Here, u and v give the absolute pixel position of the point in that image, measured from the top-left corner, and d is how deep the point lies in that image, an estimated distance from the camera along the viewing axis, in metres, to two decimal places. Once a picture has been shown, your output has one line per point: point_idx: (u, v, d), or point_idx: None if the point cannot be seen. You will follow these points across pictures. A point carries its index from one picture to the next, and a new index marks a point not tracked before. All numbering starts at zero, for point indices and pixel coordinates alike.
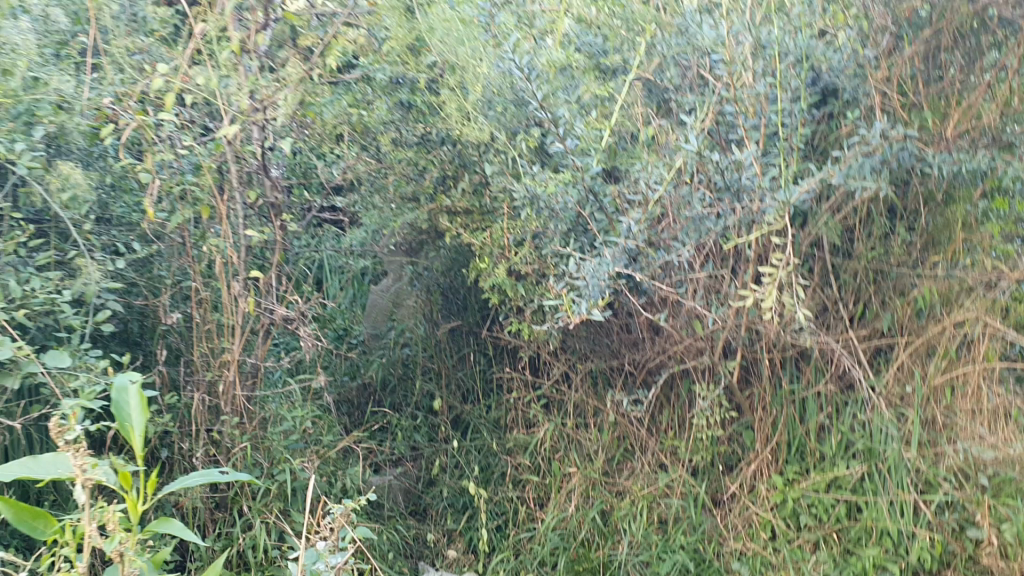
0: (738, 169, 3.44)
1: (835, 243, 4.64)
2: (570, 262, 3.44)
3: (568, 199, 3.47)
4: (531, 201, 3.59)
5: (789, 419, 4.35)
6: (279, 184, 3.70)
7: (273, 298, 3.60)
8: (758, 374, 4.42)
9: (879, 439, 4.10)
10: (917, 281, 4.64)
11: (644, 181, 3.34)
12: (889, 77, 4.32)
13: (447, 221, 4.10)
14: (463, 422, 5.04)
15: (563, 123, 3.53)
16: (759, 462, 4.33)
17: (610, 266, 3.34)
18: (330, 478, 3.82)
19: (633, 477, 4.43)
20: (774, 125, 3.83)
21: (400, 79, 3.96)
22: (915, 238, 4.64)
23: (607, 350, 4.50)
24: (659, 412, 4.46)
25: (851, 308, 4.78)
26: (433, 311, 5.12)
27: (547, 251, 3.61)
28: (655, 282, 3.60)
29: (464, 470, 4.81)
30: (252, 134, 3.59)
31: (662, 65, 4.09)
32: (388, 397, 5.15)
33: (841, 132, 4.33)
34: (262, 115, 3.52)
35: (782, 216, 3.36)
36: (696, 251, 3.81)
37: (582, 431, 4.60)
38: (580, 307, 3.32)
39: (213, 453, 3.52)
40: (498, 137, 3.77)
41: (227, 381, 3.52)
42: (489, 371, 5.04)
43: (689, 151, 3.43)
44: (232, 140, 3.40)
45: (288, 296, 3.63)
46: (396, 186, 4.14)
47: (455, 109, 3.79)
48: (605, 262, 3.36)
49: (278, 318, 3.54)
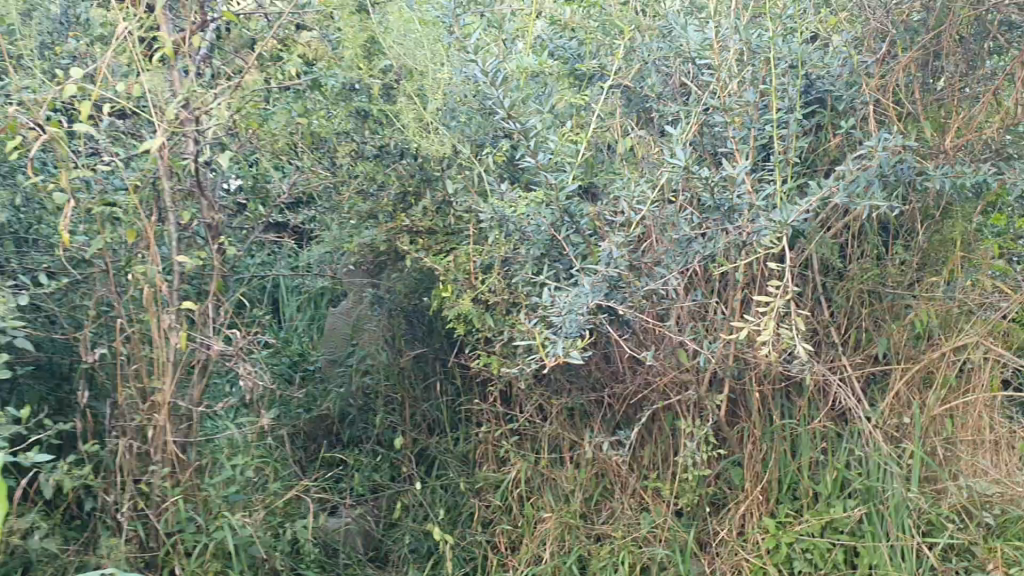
0: (729, 187, 3.08)
1: (826, 261, 4.22)
2: (543, 293, 3.07)
3: (541, 221, 3.10)
4: (498, 223, 3.19)
5: (780, 456, 4.04)
6: (218, 204, 3.29)
7: (210, 332, 3.21)
8: (746, 406, 4.06)
9: (877, 478, 3.91)
10: (913, 302, 4.24)
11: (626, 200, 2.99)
12: (885, 85, 3.99)
13: (407, 242, 3.64)
14: (427, 456, 4.65)
15: (534, 135, 3.18)
16: (750, 501, 3.98)
17: (589, 297, 2.97)
18: (278, 529, 3.46)
19: (615, 520, 4.10)
20: (766, 137, 3.47)
21: (356, 86, 3.67)
22: (912, 256, 4.24)
23: (583, 380, 4.11)
24: (642, 447, 4.11)
25: (842, 335, 4.32)
26: (395, 336, 4.67)
27: (516, 280, 3.21)
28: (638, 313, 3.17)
29: (429, 511, 4.43)
30: (183, 148, 3.19)
31: (642, 71, 3.76)
32: (347, 430, 4.83)
33: (834, 144, 3.99)
34: (194, 128, 3.15)
35: (780, 240, 3.00)
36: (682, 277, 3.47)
37: (557, 469, 4.23)
38: (557, 349, 2.97)
39: (141, 507, 3.16)
40: (461, 151, 3.39)
41: (159, 428, 3.16)
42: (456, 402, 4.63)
43: (675, 167, 3.08)
44: (160, 154, 3.02)
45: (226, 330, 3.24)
46: (351, 205, 3.72)
47: (416, 120, 3.44)
48: (583, 293, 2.99)
49: (215, 355, 3.15)
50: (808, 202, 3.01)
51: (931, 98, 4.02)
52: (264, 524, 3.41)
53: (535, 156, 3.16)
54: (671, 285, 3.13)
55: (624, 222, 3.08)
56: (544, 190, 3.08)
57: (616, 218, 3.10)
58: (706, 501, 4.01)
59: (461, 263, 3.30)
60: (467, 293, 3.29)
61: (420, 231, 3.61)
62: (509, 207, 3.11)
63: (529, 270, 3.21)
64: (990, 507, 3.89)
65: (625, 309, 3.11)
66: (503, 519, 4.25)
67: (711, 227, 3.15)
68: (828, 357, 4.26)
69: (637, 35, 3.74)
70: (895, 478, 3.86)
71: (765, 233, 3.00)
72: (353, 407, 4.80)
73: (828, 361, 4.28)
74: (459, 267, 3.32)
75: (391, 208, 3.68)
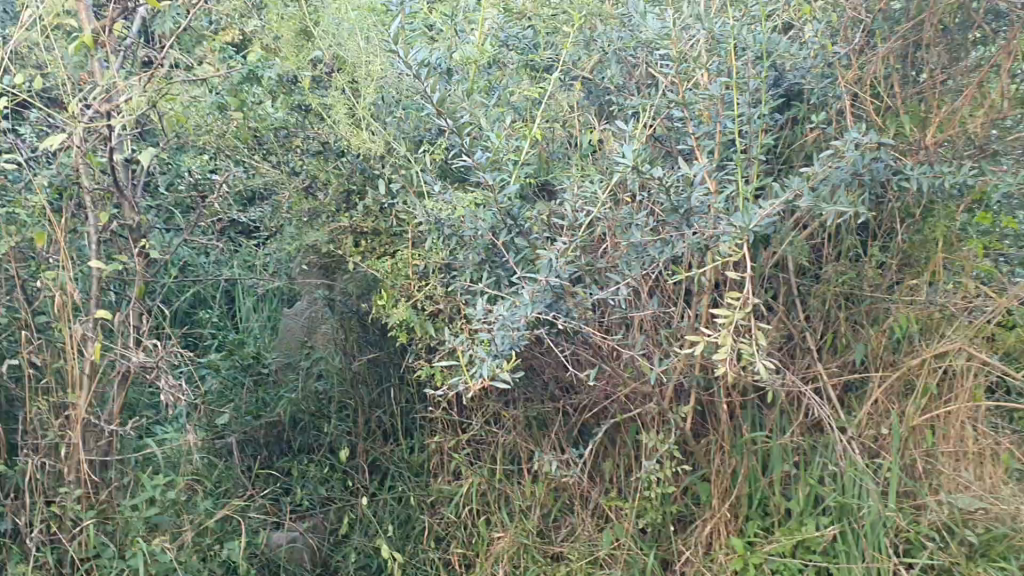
0: (688, 187, 2.86)
1: (802, 263, 4.00)
2: (477, 303, 2.83)
3: (478, 225, 2.86)
4: (436, 226, 2.95)
5: (750, 471, 3.83)
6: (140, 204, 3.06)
7: (130, 343, 2.98)
8: (715, 417, 3.85)
9: (852, 494, 3.71)
10: (891, 308, 4.02)
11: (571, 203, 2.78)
12: (861, 78, 3.76)
13: (350, 244, 3.43)
14: (381, 467, 4.43)
15: (468, 132, 2.90)
16: (716, 519, 3.78)
17: (527, 312, 2.75)
18: (206, 554, 3.23)
19: (574, 537, 3.90)
20: (731, 133, 3.24)
21: (292, 78, 3.42)
22: (890, 258, 4.01)
23: (541, 389, 3.90)
24: (603, 460, 3.91)
25: (817, 340, 4.12)
26: (349, 340, 4.45)
27: (455, 287, 2.98)
28: (588, 325, 2.96)
29: (381, 525, 4.23)
30: (92, 142, 2.94)
31: (603, 62, 3.54)
32: (299, 437, 4.62)
33: (807, 140, 3.76)
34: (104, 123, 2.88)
35: (741, 246, 2.77)
36: (640, 284, 3.27)
37: (515, 482, 4.02)
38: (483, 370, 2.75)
39: (53, 531, 2.96)
40: (397, 147, 3.15)
41: (74, 444, 2.96)
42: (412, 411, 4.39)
43: (624, 167, 2.83)
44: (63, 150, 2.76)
45: (146, 341, 3.01)
46: (293, 205, 3.51)
47: (353, 113, 3.20)
48: (521, 306, 2.78)
49: (133, 368, 2.94)
50: (769, 204, 2.77)
51: (911, 92, 3.78)
52: (192, 548, 3.18)
53: (472, 153, 2.91)
54: (623, 294, 2.91)
55: (572, 225, 2.86)
56: (482, 192, 2.87)
57: (564, 220, 2.88)
58: (670, 518, 3.80)
59: (399, 268, 3.06)
60: (404, 300, 3.05)
61: (363, 232, 3.39)
62: (447, 208, 2.89)
63: (470, 277, 2.97)
64: (971, 525, 3.67)
65: (573, 321, 2.90)
66: (458, 534, 4.06)
67: (669, 231, 2.90)
68: (802, 364, 4.06)
69: (599, 25, 3.53)
70: (870, 495, 3.65)
71: (724, 237, 2.77)
72: (306, 414, 4.57)
73: (801, 369, 4.07)
74: (398, 272, 3.08)
75: (334, 208, 3.46)
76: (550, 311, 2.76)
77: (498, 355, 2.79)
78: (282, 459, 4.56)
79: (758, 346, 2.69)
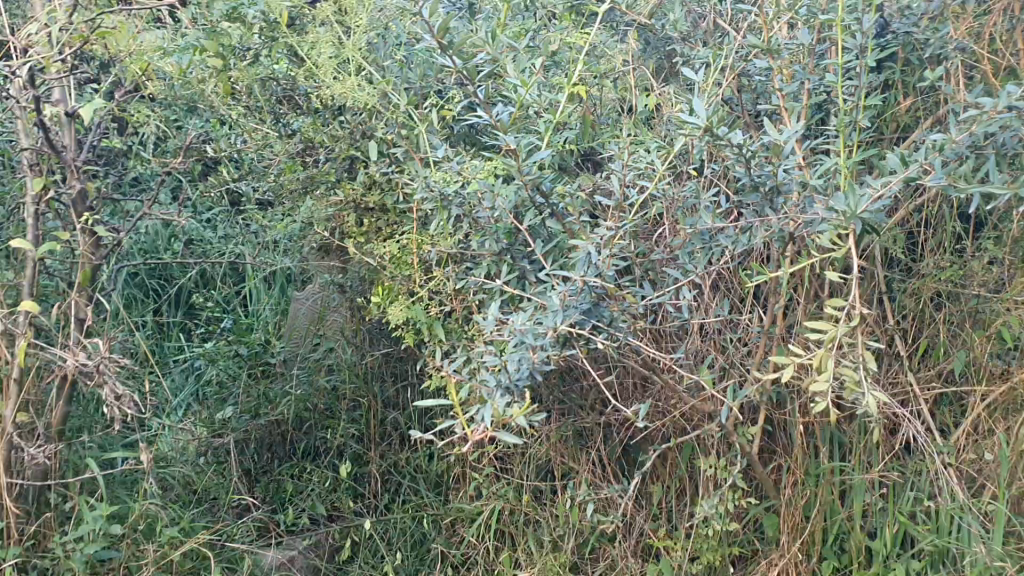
0: (770, 159, 2.19)
1: (894, 253, 3.25)
2: (490, 312, 2.17)
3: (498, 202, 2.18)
4: (443, 204, 2.28)
5: (827, 502, 3.17)
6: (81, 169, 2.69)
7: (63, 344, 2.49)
8: (788, 437, 3.20)
9: (952, 537, 3.02)
10: (1001, 309, 3.18)
11: (620, 175, 2.16)
12: (980, 29, 3.03)
13: (354, 221, 2.85)
14: (394, 478, 3.86)
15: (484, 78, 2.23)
16: (785, 559, 3.13)
17: (558, 318, 2.07)
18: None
19: (615, 572, 3.29)
20: (824, 90, 2.57)
21: (279, 20, 2.86)
22: (1004, 250, 3.18)
23: (578, 398, 3.25)
24: (651, 482, 3.28)
25: (907, 345, 3.31)
26: (360, 331, 3.86)
27: (467, 283, 2.34)
28: (643, 337, 2.27)
29: (389, 547, 3.66)
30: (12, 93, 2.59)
31: (663, 5, 2.88)
32: (303, 439, 4.02)
33: (907, 105, 3.07)
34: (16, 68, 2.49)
35: (844, 237, 2.06)
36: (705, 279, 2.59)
37: (548, 502, 3.43)
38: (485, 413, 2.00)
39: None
40: (397, 102, 2.54)
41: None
42: (432, 412, 3.84)
43: (693, 128, 2.13)
44: None
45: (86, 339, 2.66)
46: (284, 173, 2.95)
47: (343, 57, 2.57)
48: (551, 313, 2.10)
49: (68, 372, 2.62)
50: (881, 184, 2.09)
51: None
52: None
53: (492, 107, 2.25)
54: (684, 297, 2.26)
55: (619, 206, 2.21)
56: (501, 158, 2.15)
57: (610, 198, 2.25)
58: (728, 556, 3.17)
59: (401, 254, 2.42)
60: (405, 294, 2.42)
61: (366, 207, 2.80)
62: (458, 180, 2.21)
63: (485, 269, 2.33)
64: None
65: (626, 337, 2.20)
66: (480, 561, 3.49)
67: (746, 214, 2.26)
68: (887, 374, 3.29)
69: None
70: (976, 538, 2.94)
71: (819, 225, 2.11)
72: (310, 414, 3.99)
73: (889, 381, 3.26)
74: (402, 259, 2.44)
75: (335, 178, 2.90)
76: (592, 319, 2.10)
77: (511, 391, 2.05)
78: (284, 464, 3.99)
79: (861, 366, 2.05)
